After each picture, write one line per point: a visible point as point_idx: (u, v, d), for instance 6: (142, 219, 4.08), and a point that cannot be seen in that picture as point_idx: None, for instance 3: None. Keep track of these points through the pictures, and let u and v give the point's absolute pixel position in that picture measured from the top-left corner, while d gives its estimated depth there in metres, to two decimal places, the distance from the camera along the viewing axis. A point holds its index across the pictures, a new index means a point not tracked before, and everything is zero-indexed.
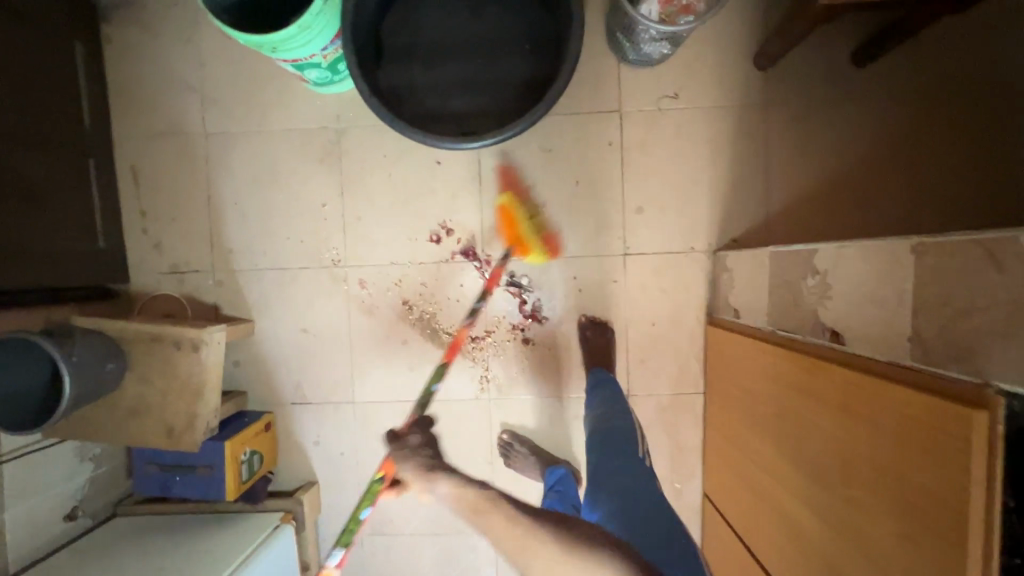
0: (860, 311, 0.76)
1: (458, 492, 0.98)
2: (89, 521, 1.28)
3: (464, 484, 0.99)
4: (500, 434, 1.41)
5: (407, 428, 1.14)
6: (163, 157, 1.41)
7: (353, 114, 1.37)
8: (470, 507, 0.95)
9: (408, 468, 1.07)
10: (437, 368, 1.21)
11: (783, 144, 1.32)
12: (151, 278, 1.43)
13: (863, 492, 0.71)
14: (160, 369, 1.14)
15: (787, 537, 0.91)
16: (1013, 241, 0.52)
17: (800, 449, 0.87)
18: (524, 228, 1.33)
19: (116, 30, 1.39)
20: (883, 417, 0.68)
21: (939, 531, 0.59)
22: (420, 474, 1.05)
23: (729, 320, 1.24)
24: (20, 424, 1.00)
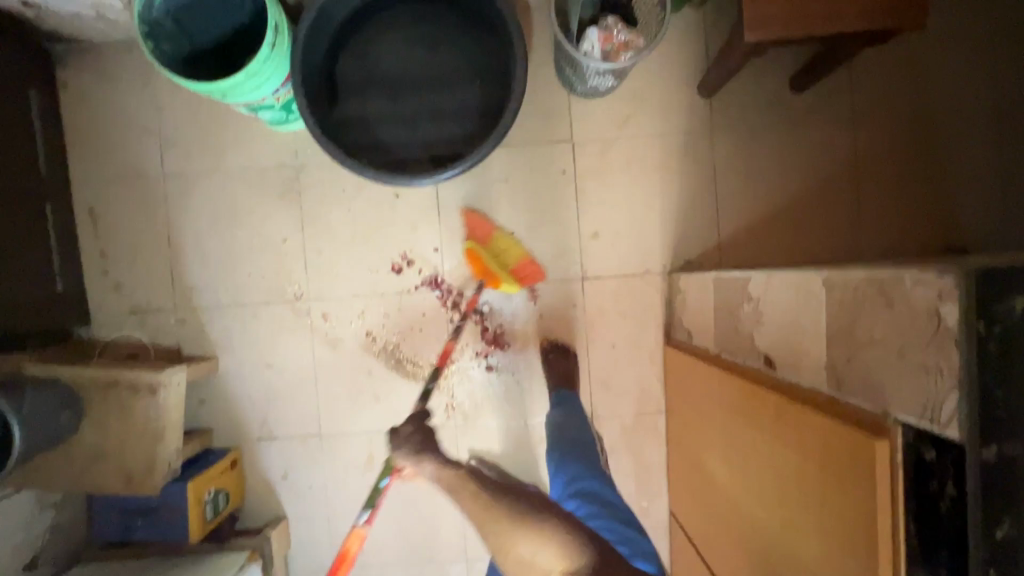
0: (789, 339, 0.79)
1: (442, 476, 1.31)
2: (50, 569, 1.27)
3: (446, 466, 1.32)
4: (468, 461, 1.42)
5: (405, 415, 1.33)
6: (121, 199, 1.41)
7: (311, 151, 1.39)
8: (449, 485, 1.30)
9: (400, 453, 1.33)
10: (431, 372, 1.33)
11: (730, 168, 1.36)
12: (112, 319, 1.42)
13: (799, 515, 0.74)
14: (117, 414, 1.13)
15: (739, 558, 0.93)
16: (900, 282, 0.55)
17: (747, 472, 0.90)
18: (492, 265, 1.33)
19: (72, 76, 1.40)
20: (810, 442, 0.70)
21: (857, 553, 0.62)
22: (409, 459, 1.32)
23: (684, 341, 1.28)
24: None
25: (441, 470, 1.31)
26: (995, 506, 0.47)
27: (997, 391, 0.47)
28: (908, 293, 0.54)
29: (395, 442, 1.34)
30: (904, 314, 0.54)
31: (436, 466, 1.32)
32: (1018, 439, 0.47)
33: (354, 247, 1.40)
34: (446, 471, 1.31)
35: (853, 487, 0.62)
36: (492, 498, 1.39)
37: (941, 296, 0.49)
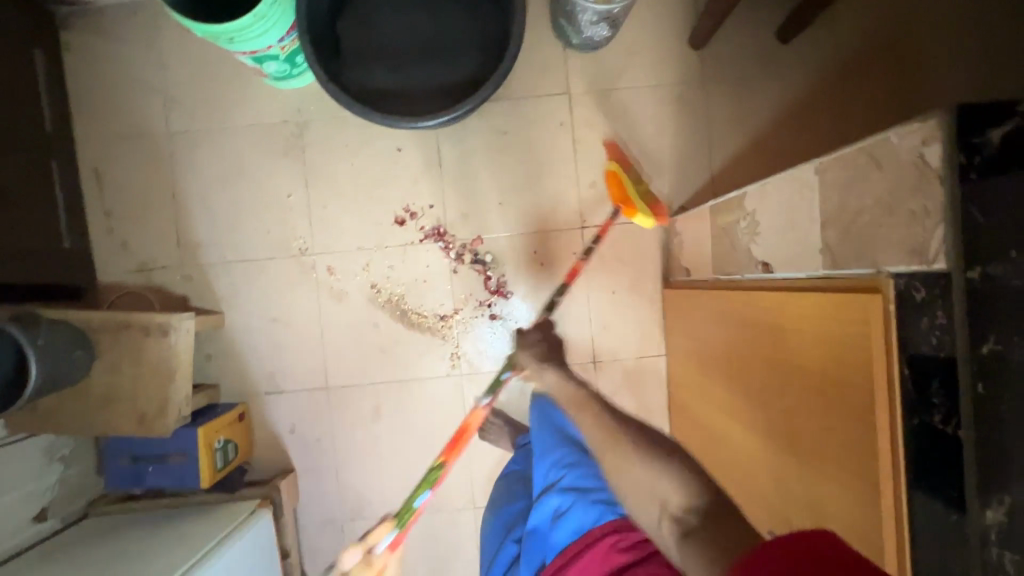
0: (783, 239, 0.83)
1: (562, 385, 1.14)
2: (60, 522, 1.27)
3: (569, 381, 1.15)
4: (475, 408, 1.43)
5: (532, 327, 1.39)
6: (127, 159, 1.43)
7: (314, 107, 1.42)
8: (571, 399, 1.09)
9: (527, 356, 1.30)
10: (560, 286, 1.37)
11: (722, 116, 1.41)
12: (118, 277, 1.44)
13: (797, 400, 0.77)
14: (129, 356, 1.15)
15: (742, 465, 0.97)
16: (886, 141, 0.59)
17: (746, 379, 0.94)
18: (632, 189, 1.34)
19: (76, 38, 1.42)
20: (809, 324, 0.74)
21: (855, 410, 0.65)
22: (535, 359, 1.28)
23: (683, 280, 1.31)
24: None
25: (562, 386, 1.14)
26: (980, 322, 0.51)
27: (977, 215, 0.51)
28: (894, 149, 0.58)
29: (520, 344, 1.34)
30: (892, 172, 0.58)
31: (556, 376, 1.18)
32: (997, 259, 0.50)
33: (357, 200, 1.43)
34: (567, 387, 1.13)
35: (849, 350, 0.66)
36: (499, 444, 1.41)
37: (925, 141, 0.54)
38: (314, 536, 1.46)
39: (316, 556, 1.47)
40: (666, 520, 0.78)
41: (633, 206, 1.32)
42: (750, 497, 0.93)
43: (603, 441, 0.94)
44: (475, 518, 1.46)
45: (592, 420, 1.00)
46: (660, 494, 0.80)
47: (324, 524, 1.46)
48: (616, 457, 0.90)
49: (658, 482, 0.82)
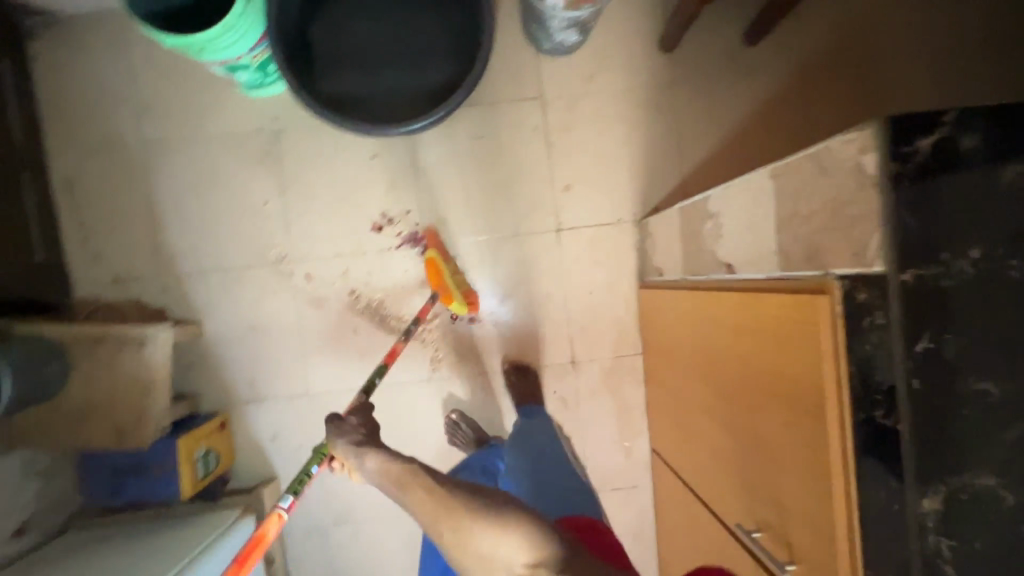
0: (743, 242, 0.86)
1: (384, 467, 0.90)
2: (41, 537, 1.27)
3: (392, 458, 0.91)
4: (449, 414, 1.45)
5: (348, 412, 1.05)
6: (98, 169, 1.43)
7: (288, 115, 1.42)
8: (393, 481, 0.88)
9: (341, 442, 0.96)
10: (378, 367, 1.19)
11: (691, 118, 1.44)
12: (93, 289, 1.43)
13: (759, 396, 0.80)
14: (104, 369, 1.14)
15: (712, 459, 1.00)
16: (829, 150, 0.62)
17: (713, 377, 0.96)
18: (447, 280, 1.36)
19: (42, 48, 1.41)
20: (767, 325, 0.76)
21: (805, 407, 0.68)
22: (349, 449, 0.95)
23: (656, 280, 1.34)
24: None
25: (389, 464, 0.90)
26: (912, 324, 0.55)
27: (911, 220, 0.54)
28: (837, 158, 0.61)
29: (334, 430, 0.99)
30: (835, 179, 0.61)
31: (378, 459, 0.91)
32: (927, 263, 0.54)
33: (334, 206, 1.43)
34: (396, 463, 0.90)
35: (802, 348, 0.68)
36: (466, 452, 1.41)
37: (861, 150, 0.56)
38: (299, 542, 1.47)
39: (303, 561, 1.48)
40: None
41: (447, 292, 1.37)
42: (720, 491, 0.97)
43: (436, 514, 0.82)
44: None
45: (423, 495, 0.84)
46: (501, 560, 0.78)
47: (309, 530, 1.47)
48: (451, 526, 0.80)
49: (500, 546, 0.78)
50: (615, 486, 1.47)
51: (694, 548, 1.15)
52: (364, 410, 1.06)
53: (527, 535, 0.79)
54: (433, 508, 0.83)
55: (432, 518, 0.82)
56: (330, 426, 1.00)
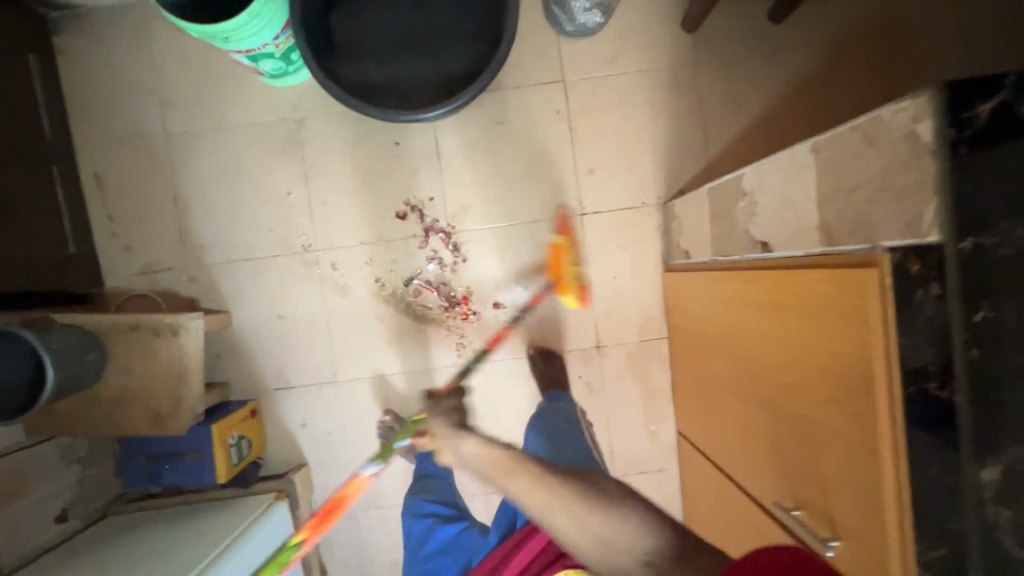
0: (779, 219, 0.85)
1: (486, 451, 0.96)
2: (81, 523, 1.30)
3: (495, 444, 0.96)
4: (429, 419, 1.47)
5: (444, 392, 1.12)
6: (125, 161, 1.44)
7: (310, 104, 1.43)
8: (494, 464, 0.92)
9: (438, 424, 1.05)
10: (479, 355, 1.27)
11: (716, 99, 1.42)
12: (124, 280, 1.45)
13: (799, 374, 0.79)
14: (141, 357, 1.16)
15: (746, 440, 1.00)
16: (879, 118, 0.61)
17: (748, 357, 0.96)
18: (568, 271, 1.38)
19: (68, 42, 1.42)
20: (808, 302, 0.75)
21: (850, 384, 0.68)
22: (448, 433, 1.02)
23: (682, 263, 1.33)
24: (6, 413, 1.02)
25: (487, 450, 0.96)
26: (970, 296, 0.56)
27: (968, 187, 0.53)
28: (887, 127, 0.59)
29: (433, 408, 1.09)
30: (885, 149, 0.60)
31: (480, 443, 0.98)
32: (987, 231, 0.54)
33: (357, 194, 1.44)
34: (496, 450, 0.95)
35: (847, 324, 0.67)
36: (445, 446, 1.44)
37: (915, 118, 0.55)
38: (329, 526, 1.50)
39: (333, 545, 1.50)
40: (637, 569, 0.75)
41: (567, 283, 1.37)
42: (755, 471, 0.97)
43: (547, 500, 0.83)
44: (486, 504, 1.49)
45: (531, 482, 0.86)
46: (623, 547, 0.77)
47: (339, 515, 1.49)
48: (563, 505, 0.82)
49: (619, 530, 0.78)
50: (641, 470, 1.48)
51: (725, 529, 1.15)
52: (457, 393, 1.13)
53: (643, 526, 0.78)
54: (540, 492, 0.84)
55: (540, 501, 0.83)
56: (430, 405, 1.10)
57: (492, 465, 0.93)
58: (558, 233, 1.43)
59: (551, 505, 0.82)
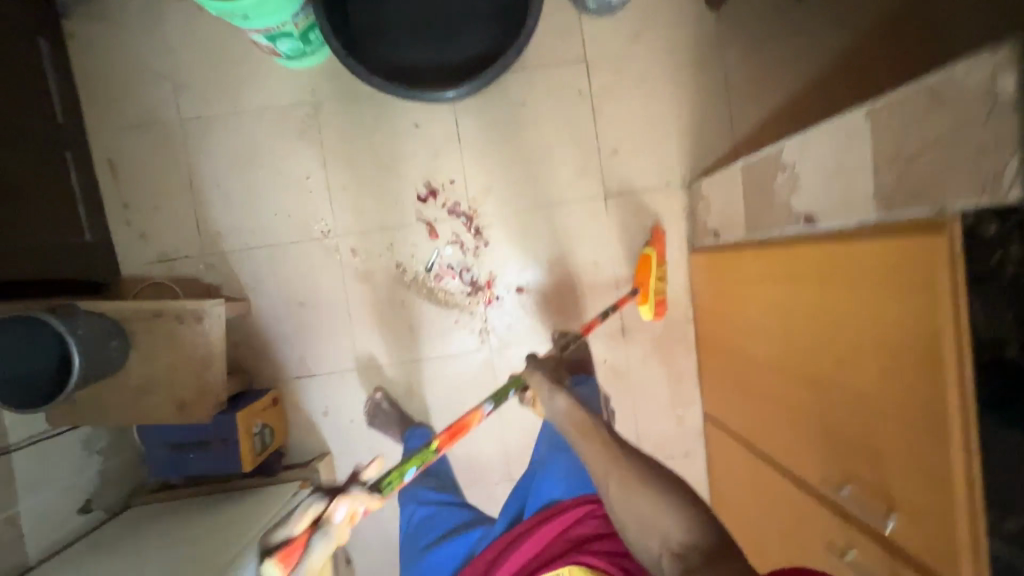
0: (827, 189, 0.83)
1: (570, 410, 1.03)
2: (104, 514, 1.28)
3: (583, 407, 1.03)
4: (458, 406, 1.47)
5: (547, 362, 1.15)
6: (140, 147, 1.41)
7: (327, 86, 1.40)
8: (577, 426, 1.00)
9: (536, 374, 1.11)
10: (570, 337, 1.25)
11: (741, 77, 1.40)
12: (141, 269, 1.43)
13: (849, 347, 0.78)
14: (165, 343, 1.14)
15: (787, 418, 0.98)
16: (948, 75, 0.59)
17: (789, 334, 0.94)
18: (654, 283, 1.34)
19: (78, 26, 1.39)
20: (861, 272, 0.74)
21: (912, 352, 0.67)
22: (543, 384, 1.08)
23: (710, 243, 1.30)
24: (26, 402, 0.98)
25: (572, 410, 1.03)
26: None
27: None
28: (958, 84, 0.57)
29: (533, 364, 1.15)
30: (955, 107, 0.58)
31: (568, 401, 1.04)
32: None
33: (377, 178, 1.41)
34: (580, 411, 1.02)
35: (908, 292, 0.66)
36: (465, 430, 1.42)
37: (994, 73, 0.53)
38: None
39: (357, 535, 1.49)
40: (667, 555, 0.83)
41: (646, 294, 1.34)
42: (797, 450, 0.95)
43: (605, 467, 0.93)
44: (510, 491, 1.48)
45: (599, 447, 0.96)
46: (660, 529, 0.85)
47: None
48: (622, 481, 0.90)
49: (660, 516, 0.85)
50: (668, 454, 1.46)
51: (762, 511, 1.14)
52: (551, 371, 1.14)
53: (684, 517, 0.85)
54: (605, 459, 0.94)
55: (603, 467, 0.93)
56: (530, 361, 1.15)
57: (577, 423, 1.01)
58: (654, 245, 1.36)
59: (610, 473, 0.92)
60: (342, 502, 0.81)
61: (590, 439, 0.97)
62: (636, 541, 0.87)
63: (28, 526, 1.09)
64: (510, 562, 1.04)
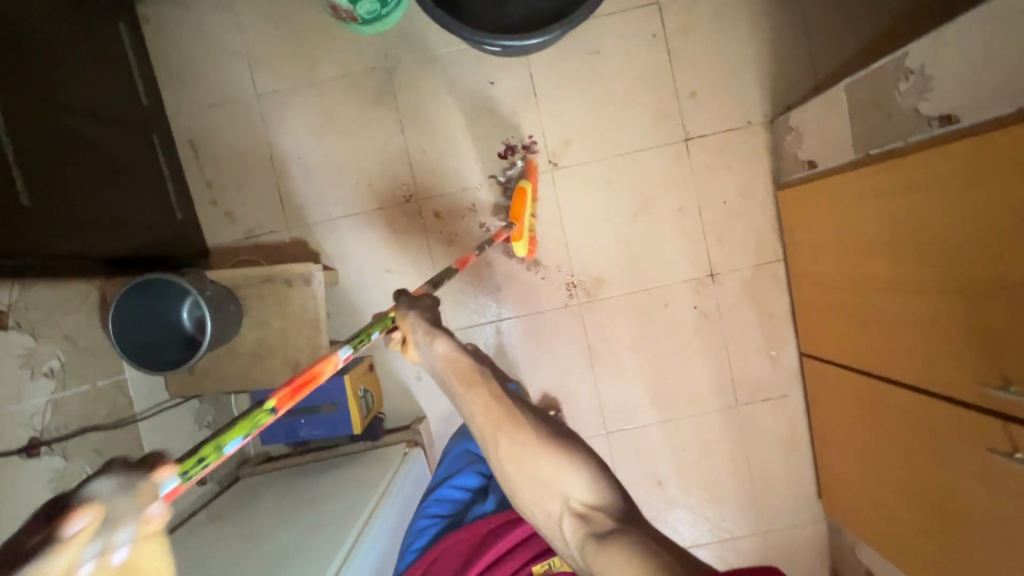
0: (967, 84, 0.84)
1: (452, 356, 0.74)
2: (217, 486, 1.31)
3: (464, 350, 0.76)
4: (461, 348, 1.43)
5: (419, 295, 0.88)
6: (220, 126, 1.43)
7: (399, 50, 1.40)
8: (456, 376, 0.73)
9: (410, 313, 0.81)
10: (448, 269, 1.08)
11: (819, 8, 1.37)
12: (228, 246, 1.44)
13: (1003, 240, 0.77)
14: (276, 309, 1.18)
15: (920, 333, 0.97)
16: None
17: (920, 246, 0.93)
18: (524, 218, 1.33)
19: (153, 10, 1.40)
20: (1014, 160, 0.74)
21: None
22: (423, 324, 0.79)
23: (802, 176, 1.29)
24: (165, 364, 1.10)
25: (454, 355, 0.75)
26: None
27: None
28: None
29: (407, 301, 0.85)
30: None
31: (448, 344, 0.75)
32: None
33: (455, 138, 1.41)
34: (464, 358, 0.74)
35: None
36: None
37: None
38: None
39: None
40: (568, 518, 0.63)
41: (520, 229, 1.32)
42: (938, 362, 0.94)
43: (495, 417, 0.68)
44: (608, 445, 1.46)
45: (488, 398, 0.70)
46: (559, 486, 0.64)
47: None
48: (513, 440, 0.66)
49: (559, 471, 0.64)
50: (765, 396, 1.45)
51: (886, 436, 1.13)
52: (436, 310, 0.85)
53: (588, 472, 0.64)
54: (492, 412, 0.68)
55: (492, 423, 0.67)
56: (402, 300, 0.86)
57: (458, 371, 0.74)
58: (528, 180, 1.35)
59: (501, 426, 0.67)
60: (87, 511, 0.34)
61: (476, 396, 0.70)
62: (529, 503, 0.66)
63: None
64: (499, 544, 1.05)
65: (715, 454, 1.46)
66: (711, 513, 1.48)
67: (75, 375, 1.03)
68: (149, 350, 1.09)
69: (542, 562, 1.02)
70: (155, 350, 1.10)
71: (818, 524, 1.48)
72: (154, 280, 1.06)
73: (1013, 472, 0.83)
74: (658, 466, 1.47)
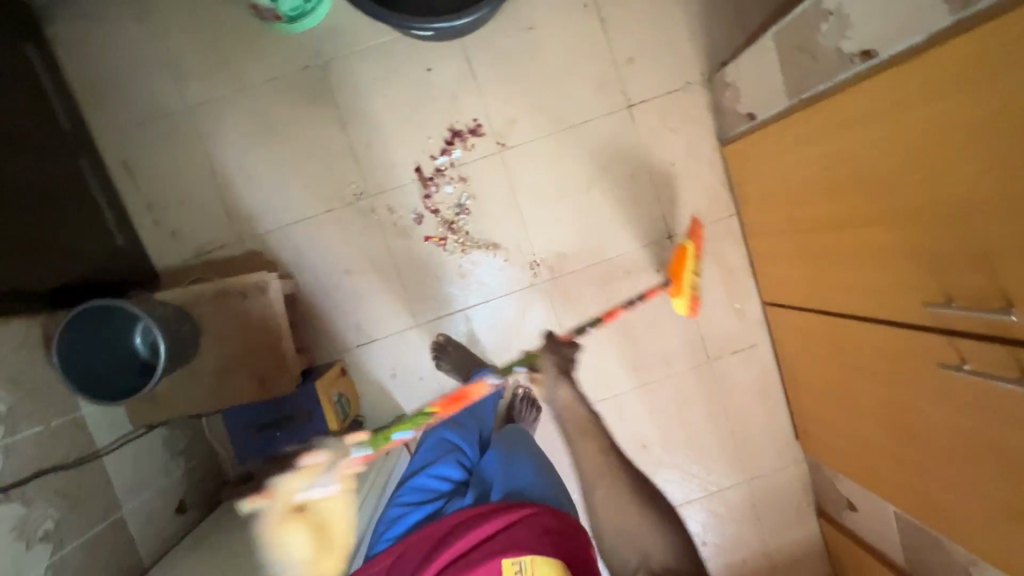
0: (883, 16, 0.86)
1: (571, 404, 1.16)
2: (198, 513, 1.28)
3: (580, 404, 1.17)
4: (436, 336, 1.43)
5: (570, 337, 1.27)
6: (152, 144, 1.37)
7: (331, 46, 1.36)
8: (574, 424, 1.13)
9: (551, 358, 1.22)
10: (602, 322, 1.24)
11: None
12: (178, 267, 1.39)
13: (936, 161, 0.80)
14: (234, 323, 1.15)
15: (871, 264, 1.00)
16: None
17: (861, 179, 0.95)
18: (688, 277, 1.29)
19: (62, 28, 1.33)
20: (939, 80, 0.76)
21: (1007, 135, 0.69)
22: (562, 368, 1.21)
23: (743, 128, 1.31)
24: (117, 393, 1.05)
25: (574, 405, 1.16)
26: None
27: None
28: None
29: (554, 344, 1.25)
30: None
31: (571, 394, 1.18)
32: None
33: (399, 130, 1.39)
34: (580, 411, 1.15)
35: (993, 76, 0.68)
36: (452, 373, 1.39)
37: None
38: None
39: None
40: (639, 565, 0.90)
41: (681, 286, 1.29)
42: (890, 289, 0.97)
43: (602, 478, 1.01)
44: (590, 417, 1.48)
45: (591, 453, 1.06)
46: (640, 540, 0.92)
47: None
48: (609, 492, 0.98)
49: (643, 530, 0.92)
50: (735, 349, 1.49)
51: (850, 369, 1.16)
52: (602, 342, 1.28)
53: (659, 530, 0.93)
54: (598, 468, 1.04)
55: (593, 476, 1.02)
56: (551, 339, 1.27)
57: (579, 420, 1.13)
58: (690, 241, 1.33)
59: (597, 480, 1.01)
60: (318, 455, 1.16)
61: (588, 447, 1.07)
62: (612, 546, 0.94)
63: (132, 531, 1.10)
64: (464, 536, 0.90)
65: (694, 412, 1.50)
66: (698, 469, 1.51)
67: (26, 417, 0.98)
68: (100, 380, 1.04)
69: (512, 558, 0.84)
70: (105, 380, 1.05)
71: (799, 465, 1.53)
72: (93, 306, 1.00)
73: (967, 384, 0.87)
74: (642, 431, 1.49)
